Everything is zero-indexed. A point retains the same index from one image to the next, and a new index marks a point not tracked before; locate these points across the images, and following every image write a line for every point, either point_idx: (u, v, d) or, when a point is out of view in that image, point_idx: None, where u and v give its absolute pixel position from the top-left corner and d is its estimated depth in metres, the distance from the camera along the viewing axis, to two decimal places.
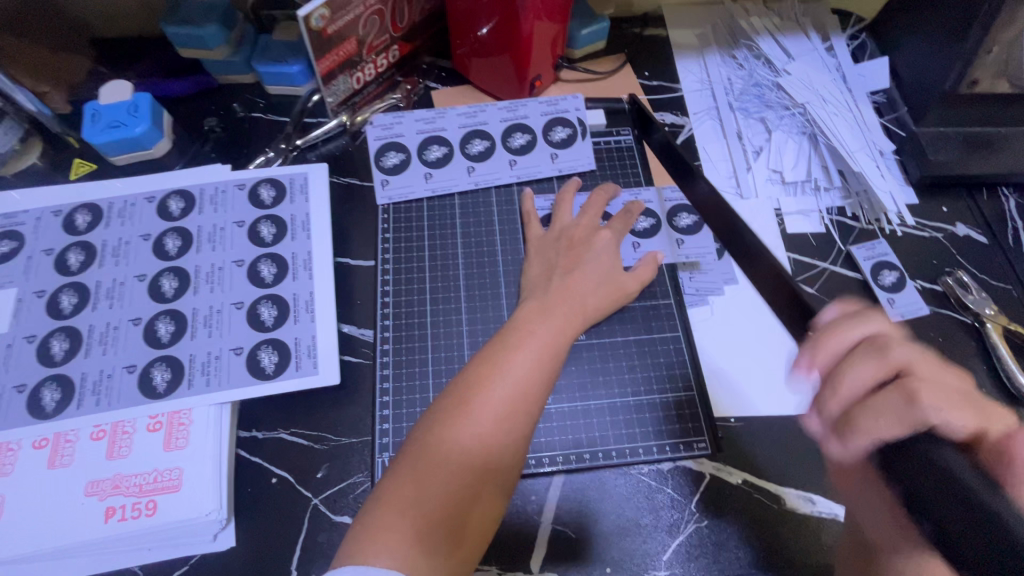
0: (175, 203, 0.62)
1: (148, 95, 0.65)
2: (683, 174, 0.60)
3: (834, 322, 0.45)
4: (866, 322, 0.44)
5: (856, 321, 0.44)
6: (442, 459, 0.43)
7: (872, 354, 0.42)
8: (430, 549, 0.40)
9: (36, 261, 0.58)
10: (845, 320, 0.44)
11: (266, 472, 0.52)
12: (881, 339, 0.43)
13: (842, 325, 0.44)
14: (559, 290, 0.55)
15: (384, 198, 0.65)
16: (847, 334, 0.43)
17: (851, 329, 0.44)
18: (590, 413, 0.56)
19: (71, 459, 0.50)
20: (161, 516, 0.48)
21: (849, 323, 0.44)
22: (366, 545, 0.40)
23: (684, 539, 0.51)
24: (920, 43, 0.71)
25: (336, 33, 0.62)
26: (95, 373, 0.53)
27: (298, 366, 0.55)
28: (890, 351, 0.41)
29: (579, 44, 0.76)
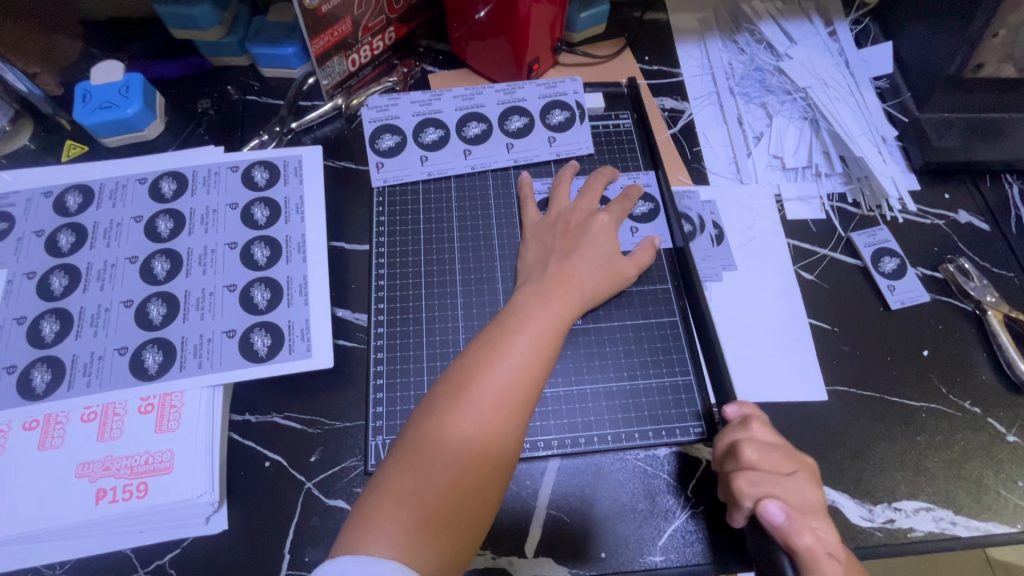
0: (167, 184, 0.61)
1: (139, 77, 0.65)
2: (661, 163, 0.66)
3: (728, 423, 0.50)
4: (744, 430, 0.48)
5: (740, 426, 0.48)
6: (441, 445, 0.43)
7: (732, 458, 0.47)
8: (431, 536, 0.40)
9: (26, 242, 0.57)
10: (732, 424, 0.49)
11: (259, 456, 0.52)
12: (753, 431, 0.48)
13: (728, 436, 0.49)
14: (556, 274, 0.54)
15: (379, 180, 0.64)
16: (723, 442, 0.49)
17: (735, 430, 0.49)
18: (586, 398, 0.56)
19: (61, 441, 0.49)
20: (153, 498, 0.48)
21: (731, 431, 0.49)
22: (365, 533, 0.39)
23: (679, 524, 0.51)
24: (925, 28, 0.70)
25: (330, 13, 0.61)
26: (86, 355, 0.52)
27: (291, 349, 0.54)
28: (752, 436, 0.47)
29: (579, 27, 0.75)
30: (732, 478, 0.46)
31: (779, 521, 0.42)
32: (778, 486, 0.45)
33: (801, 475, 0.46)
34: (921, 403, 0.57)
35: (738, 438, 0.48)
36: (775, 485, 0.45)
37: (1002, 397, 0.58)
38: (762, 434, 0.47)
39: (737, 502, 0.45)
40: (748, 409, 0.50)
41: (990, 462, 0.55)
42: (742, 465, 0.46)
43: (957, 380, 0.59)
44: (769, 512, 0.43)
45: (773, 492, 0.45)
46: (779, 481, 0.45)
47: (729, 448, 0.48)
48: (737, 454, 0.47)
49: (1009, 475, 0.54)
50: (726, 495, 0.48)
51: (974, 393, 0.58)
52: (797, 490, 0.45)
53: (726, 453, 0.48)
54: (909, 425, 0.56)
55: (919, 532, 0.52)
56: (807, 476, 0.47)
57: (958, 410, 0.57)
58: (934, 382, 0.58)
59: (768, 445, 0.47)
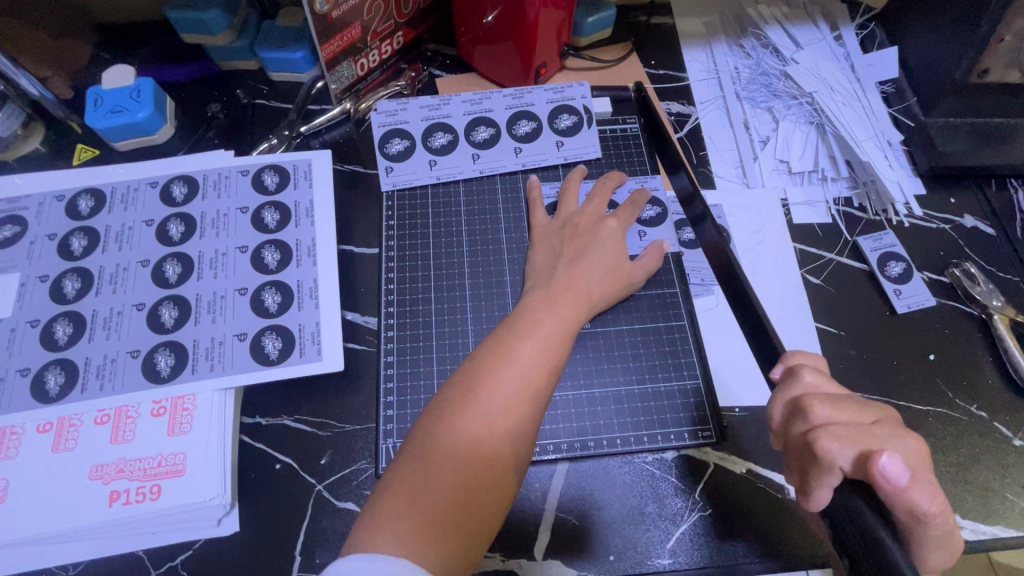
0: (178, 188, 0.61)
1: (150, 81, 0.65)
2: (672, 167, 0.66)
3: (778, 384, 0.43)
4: (800, 383, 0.41)
5: (797, 378, 0.42)
6: (451, 447, 0.43)
7: (799, 417, 0.40)
8: (442, 536, 0.40)
9: (39, 245, 0.58)
10: (784, 382, 0.43)
11: (270, 458, 0.52)
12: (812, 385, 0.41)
13: (783, 396, 0.42)
14: (564, 278, 0.55)
15: (388, 184, 0.64)
16: (780, 403, 0.42)
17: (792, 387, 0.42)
18: (594, 401, 0.56)
19: (75, 443, 0.50)
20: (166, 500, 0.48)
21: (785, 388, 0.42)
22: (378, 533, 0.40)
23: (688, 527, 0.51)
24: (931, 33, 0.70)
25: (340, 18, 0.61)
26: (99, 358, 0.53)
27: (302, 352, 0.55)
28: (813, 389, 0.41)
29: (586, 32, 0.76)
30: (811, 439, 0.38)
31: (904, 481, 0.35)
32: (872, 435, 0.38)
33: (886, 422, 0.39)
34: (928, 407, 0.58)
35: (799, 393, 0.41)
36: (867, 437, 0.37)
37: (1008, 402, 0.58)
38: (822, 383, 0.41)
39: (830, 465, 0.37)
40: (797, 361, 0.44)
41: (996, 466, 0.55)
42: (816, 420, 0.39)
43: (964, 384, 0.59)
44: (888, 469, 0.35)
45: (871, 444, 0.37)
46: (866, 431, 0.38)
47: (795, 405, 0.40)
48: (806, 412, 0.39)
49: (1016, 479, 0.55)
50: (810, 467, 0.39)
51: (980, 397, 0.58)
52: (894, 437, 0.38)
53: (792, 413, 0.41)
54: (915, 429, 0.57)
55: None
56: (892, 422, 0.39)
57: (964, 414, 0.57)
58: (940, 386, 0.59)
59: (835, 395, 0.40)
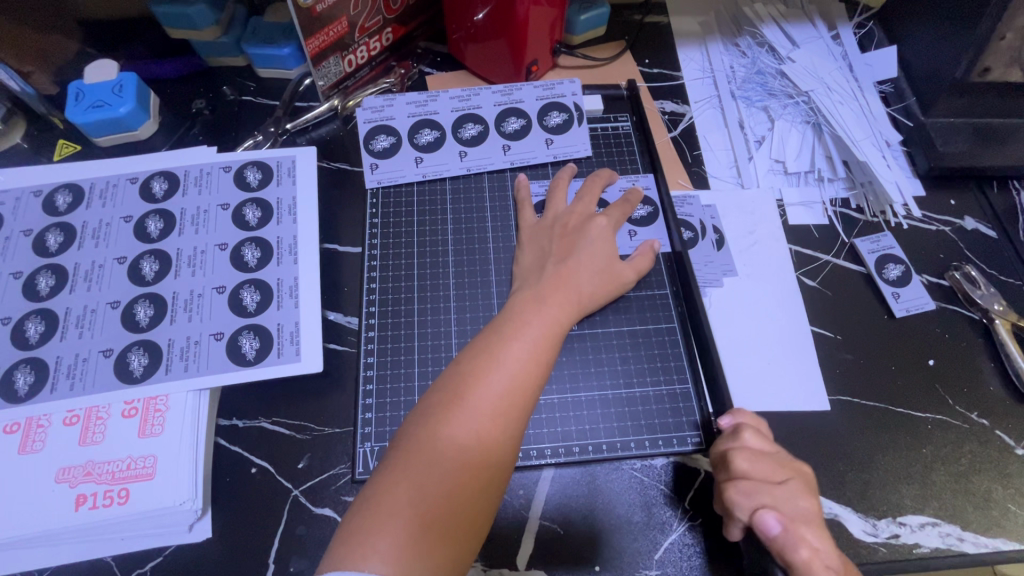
0: (158, 184, 0.60)
1: (133, 77, 0.64)
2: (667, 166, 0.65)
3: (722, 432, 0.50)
4: (735, 439, 0.48)
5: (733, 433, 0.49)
6: (435, 455, 0.41)
7: (722, 469, 0.47)
8: (424, 549, 0.38)
9: (14, 241, 0.56)
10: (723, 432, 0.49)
11: (245, 462, 0.50)
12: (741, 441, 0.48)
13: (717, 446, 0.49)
14: (553, 278, 0.53)
15: (373, 182, 0.63)
16: (716, 452, 0.49)
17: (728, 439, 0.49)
18: (581, 405, 0.54)
19: (42, 445, 0.48)
20: (134, 505, 0.47)
21: (722, 440, 0.49)
22: (358, 546, 0.38)
23: (677, 538, 0.49)
24: (930, 32, 0.69)
25: (325, 12, 0.60)
26: (70, 356, 0.51)
27: (280, 352, 0.53)
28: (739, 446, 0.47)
29: (578, 30, 0.75)
30: (723, 489, 0.46)
31: (774, 533, 0.43)
32: (772, 493, 0.45)
33: (793, 483, 0.46)
34: (927, 414, 0.56)
35: (731, 444, 0.48)
36: (767, 495, 0.45)
37: (1010, 409, 0.56)
38: (755, 445, 0.47)
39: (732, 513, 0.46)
40: (742, 419, 0.49)
41: (998, 476, 0.53)
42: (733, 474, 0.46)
43: (964, 391, 0.57)
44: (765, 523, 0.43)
45: (765, 500, 0.45)
46: (771, 489, 0.45)
47: (721, 458, 0.48)
48: (728, 464, 0.47)
49: (1018, 489, 0.53)
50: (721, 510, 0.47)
51: (981, 404, 0.56)
52: (789, 499, 0.45)
53: (719, 464, 0.48)
54: (914, 437, 0.55)
55: (925, 548, 0.50)
56: (800, 485, 0.46)
57: (965, 422, 0.55)
58: (940, 392, 0.57)
59: (759, 453, 0.47)
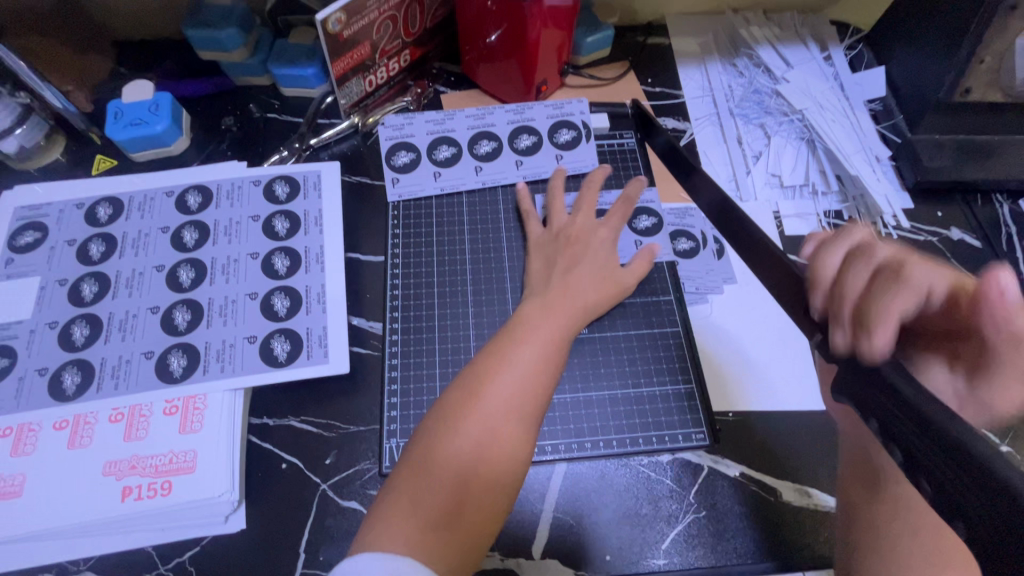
0: (193, 197, 0.64)
1: (168, 95, 0.68)
2: (683, 174, 0.63)
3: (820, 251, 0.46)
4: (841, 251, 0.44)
5: (831, 249, 0.45)
6: (450, 450, 0.45)
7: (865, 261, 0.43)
8: (442, 538, 0.42)
9: (59, 250, 0.60)
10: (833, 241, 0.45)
11: (276, 458, 0.54)
12: (867, 246, 0.44)
13: (841, 241, 0.45)
14: (559, 285, 0.57)
15: (394, 195, 0.67)
16: (830, 265, 0.44)
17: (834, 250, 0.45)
18: (592, 404, 0.58)
19: (90, 440, 0.51)
20: (176, 496, 0.50)
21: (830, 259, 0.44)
22: (381, 536, 0.41)
23: (682, 528, 0.52)
24: (915, 55, 0.73)
25: (351, 37, 0.65)
26: (114, 358, 0.55)
27: (309, 355, 0.57)
28: (876, 254, 0.43)
29: (585, 51, 0.79)
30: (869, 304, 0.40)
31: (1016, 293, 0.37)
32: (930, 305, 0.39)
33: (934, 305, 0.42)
34: None
35: (843, 277, 0.43)
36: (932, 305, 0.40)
37: None
38: (858, 263, 0.44)
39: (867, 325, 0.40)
40: (825, 240, 0.46)
41: None
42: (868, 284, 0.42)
43: None
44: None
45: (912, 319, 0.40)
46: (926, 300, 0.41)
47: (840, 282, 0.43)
48: (872, 254, 0.43)
49: None
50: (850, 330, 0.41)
51: None
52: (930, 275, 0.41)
53: (855, 257, 0.44)
54: None
55: None
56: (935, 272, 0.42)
57: None
58: None
59: (882, 273, 0.42)
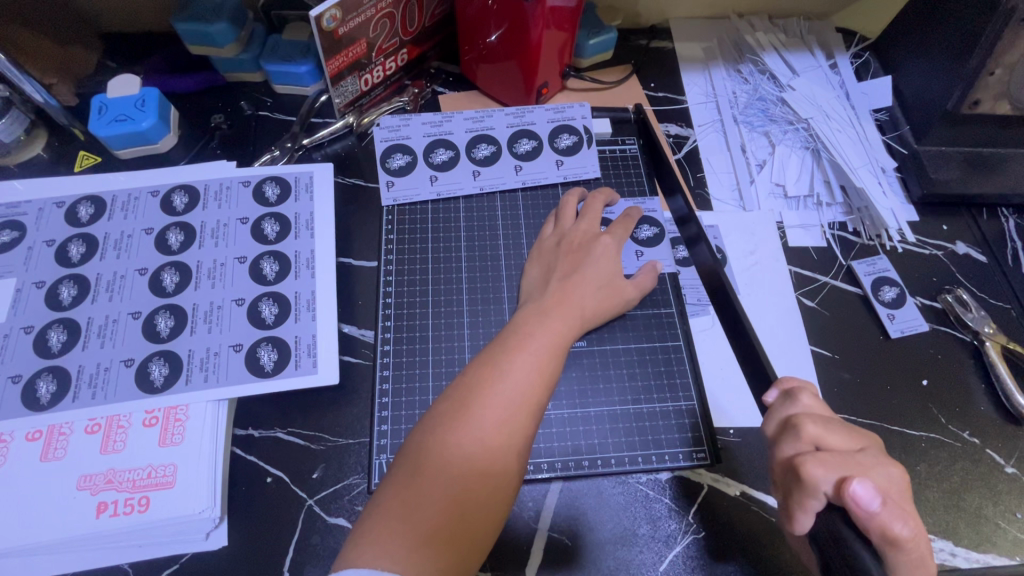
0: (179, 197, 0.62)
1: (156, 91, 0.65)
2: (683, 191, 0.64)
3: (776, 406, 0.47)
4: (796, 405, 0.46)
5: (770, 418, 0.47)
6: (443, 464, 0.43)
7: (791, 436, 0.44)
8: (434, 553, 0.40)
9: (37, 251, 0.58)
10: (776, 412, 0.47)
11: (260, 472, 0.51)
12: (795, 418, 0.45)
13: (781, 412, 0.46)
14: (556, 293, 0.55)
15: (389, 199, 0.65)
16: (774, 422, 0.46)
17: (776, 420, 0.46)
18: (589, 419, 0.56)
19: (64, 453, 0.49)
20: (154, 512, 0.48)
21: (781, 408, 0.46)
22: (369, 547, 0.39)
23: (681, 550, 0.51)
24: (923, 64, 0.72)
25: (347, 34, 0.62)
26: (92, 366, 0.52)
27: (297, 364, 0.55)
28: (802, 428, 0.44)
29: (587, 54, 0.77)
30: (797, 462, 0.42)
31: (874, 507, 0.38)
32: (853, 463, 0.41)
33: (870, 450, 0.43)
34: (921, 433, 0.58)
35: (794, 414, 0.45)
36: (850, 464, 0.41)
37: (1000, 429, 0.58)
38: (816, 409, 0.46)
39: (813, 489, 0.41)
40: (790, 385, 0.48)
41: (989, 493, 0.55)
42: (806, 440, 0.43)
43: (955, 410, 0.59)
44: (858, 493, 0.38)
45: (852, 472, 0.41)
46: (854, 458, 0.42)
47: (786, 424, 0.45)
48: (797, 431, 0.44)
49: (1008, 506, 0.55)
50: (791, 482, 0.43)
51: (972, 424, 0.59)
52: (875, 467, 0.42)
53: (785, 432, 0.45)
54: (910, 454, 0.57)
55: None
56: (877, 452, 0.44)
57: (957, 440, 0.58)
58: (933, 412, 0.59)
59: (826, 418, 0.45)
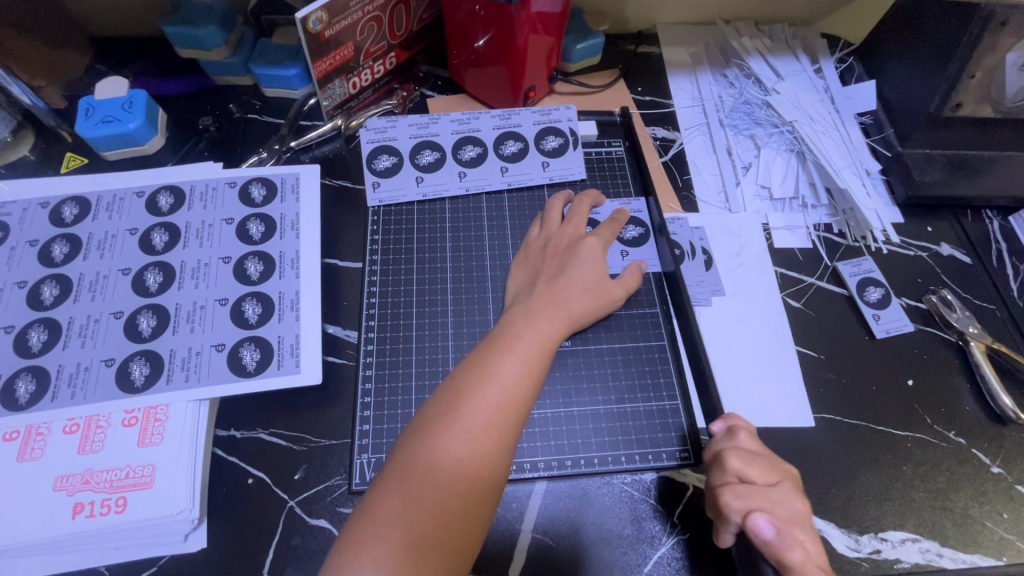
0: (164, 199, 0.62)
1: (143, 93, 0.65)
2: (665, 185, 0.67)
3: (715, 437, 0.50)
4: (731, 441, 0.49)
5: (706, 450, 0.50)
6: (431, 468, 0.42)
7: (718, 468, 0.48)
8: (424, 559, 0.39)
9: (20, 251, 0.57)
10: (713, 442, 0.50)
11: (240, 473, 0.51)
12: (722, 453, 0.48)
13: (715, 446, 0.49)
14: (544, 295, 0.55)
15: (375, 200, 0.65)
16: (709, 452, 0.50)
17: (712, 450, 0.50)
18: (574, 419, 0.56)
19: (41, 453, 0.49)
20: (131, 513, 0.47)
21: (718, 441, 0.49)
22: (358, 554, 0.39)
23: (665, 551, 0.50)
24: (905, 69, 0.73)
25: (333, 37, 0.63)
26: (72, 365, 0.52)
27: (280, 364, 0.54)
28: (727, 462, 0.47)
29: (574, 58, 0.78)
30: (718, 493, 0.47)
31: (768, 536, 0.44)
32: (765, 496, 0.46)
33: (785, 484, 0.47)
34: (906, 433, 0.58)
35: (725, 448, 0.48)
36: (762, 498, 0.46)
37: (986, 429, 0.58)
38: (749, 445, 0.48)
39: (725, 517, 0.46)
40: (735, 422, 0.50)
41: (974, 493, 0.55)
42: (730, 473, 0.47)
43: (941, 410, 0.59)
44: (758, 527, 0.44)
45: (761, 504, 0.45)
46: (766, 493, 0.46)
47: (716, 458, 0.48)
48: (723, 464, 0.47)
49: (994, 507, 0.55)
50: (712, 510, 0.48)
51: (958, 424, 0.58)
52: (783, 501, 0.46)
53: (714, 463, 0.48)
54: (896, 454, 0.57)
55: (906, 564, 0.52)
56: (791, 485, 0.47)
57: (943, 440, 0.58)
58: (919, 412, 0.59)
59: (754, 453, 0.48)
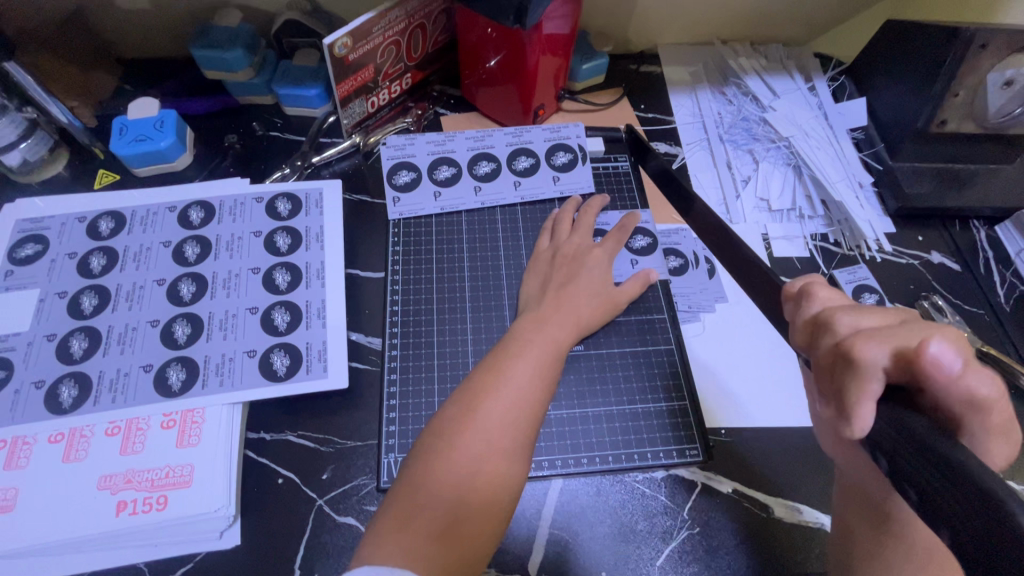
0: (195, 213, 0.65)
1: (173, 113, 0.69)
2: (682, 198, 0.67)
3: (807, 304, 0.41)
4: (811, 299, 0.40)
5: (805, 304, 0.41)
6: (451, 465, 0.45)
7: (826, 330, 0.37)
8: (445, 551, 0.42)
9: (59, 263, 0.61)
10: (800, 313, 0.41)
11: (271, 473, 0.54)
12: (818, 316, 0.39)
13: (800, 316, 0.41)
14: (554, 301, 0.58)
15: (395, 213, 0.69)
16: (801, 319, 0.40)
17: (806, 308, 0.41)
18: (588, 420, 0.59)
19: (85, 454, 0.51)
20: (172, 510, 0.50)
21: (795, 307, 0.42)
22: (384, 545, 0.41)
23: (676, 545, 0.53)
24: (893, 87, 0.77)
25: (356, 60, 0.67)
26: (112, 371, 0.55)
27: (309, 369, 0.57)
28: (833, 318, 0.37)
29: (580, 77, 0.82)
30: (843, 345, 0.34)
31: (957, 369, 0.31)
32: (907, 329, 0.34)
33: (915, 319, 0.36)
34: None
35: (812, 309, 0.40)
36: (904, 331, 0.34)
37: None
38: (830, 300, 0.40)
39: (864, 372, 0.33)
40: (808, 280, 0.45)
41: None
42: (844, 330, 0.36)
43: None
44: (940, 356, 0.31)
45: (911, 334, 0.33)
46: (902, 326, 0.34)
47: (811, 322, 0.39)
48: (828, 321, 0.37)
49: None
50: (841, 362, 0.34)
51: None
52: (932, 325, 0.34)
53: (813, 329, 0.38)
54: None
55: None
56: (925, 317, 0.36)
57: None
58: None
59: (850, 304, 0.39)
